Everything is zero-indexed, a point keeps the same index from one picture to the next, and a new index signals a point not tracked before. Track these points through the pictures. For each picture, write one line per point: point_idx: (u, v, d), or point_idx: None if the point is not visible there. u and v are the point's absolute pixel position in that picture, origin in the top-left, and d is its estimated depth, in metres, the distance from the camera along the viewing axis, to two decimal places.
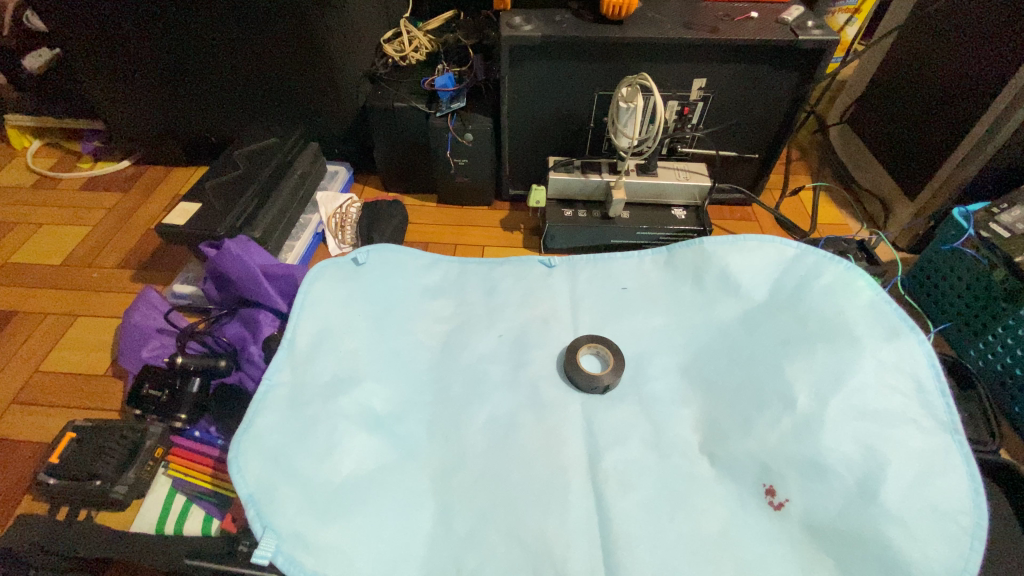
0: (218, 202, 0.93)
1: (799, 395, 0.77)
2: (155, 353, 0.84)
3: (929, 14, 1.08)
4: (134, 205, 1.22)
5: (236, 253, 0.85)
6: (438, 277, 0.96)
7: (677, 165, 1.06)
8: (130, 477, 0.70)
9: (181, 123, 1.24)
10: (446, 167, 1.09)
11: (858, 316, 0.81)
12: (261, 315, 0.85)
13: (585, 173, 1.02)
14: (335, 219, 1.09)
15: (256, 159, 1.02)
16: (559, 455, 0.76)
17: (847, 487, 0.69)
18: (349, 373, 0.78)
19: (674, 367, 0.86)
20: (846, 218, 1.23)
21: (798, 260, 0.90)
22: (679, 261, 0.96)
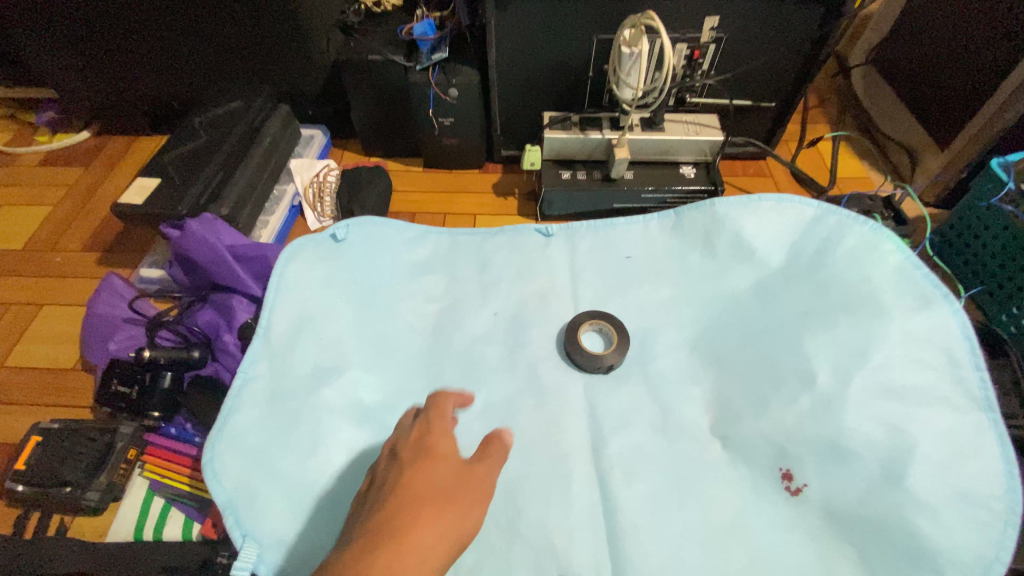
0: (178, 177, 0.85)
1: (819, 371, 0.71)
2: (123, 345, 0.78)
3: None
4: (97, 181, 1.13)
5: (201, 234, 0.76)
6: (427, 251, 0.88)
7: (686, 117, 0.95)
8: (102, 482, 0.66)
9: (140, 88, 1.13)
10: (430, 128, 0.98)
11: (886, 283, 0.74)
12: (234, 300, 0.78)
13: (584, 130, 0.92)
14: (311, 189, 1.00)
15: (220, 128, 0.94)
16: (560, 442, 0.71)
17: (871, 471, 0.64)
18: (332, 362, 0.72)
19: (682, 342, 0.80)
20: (868, 170, 1.13)
21: (818, 221, 0.83)
22: (687, 226, 0.89)
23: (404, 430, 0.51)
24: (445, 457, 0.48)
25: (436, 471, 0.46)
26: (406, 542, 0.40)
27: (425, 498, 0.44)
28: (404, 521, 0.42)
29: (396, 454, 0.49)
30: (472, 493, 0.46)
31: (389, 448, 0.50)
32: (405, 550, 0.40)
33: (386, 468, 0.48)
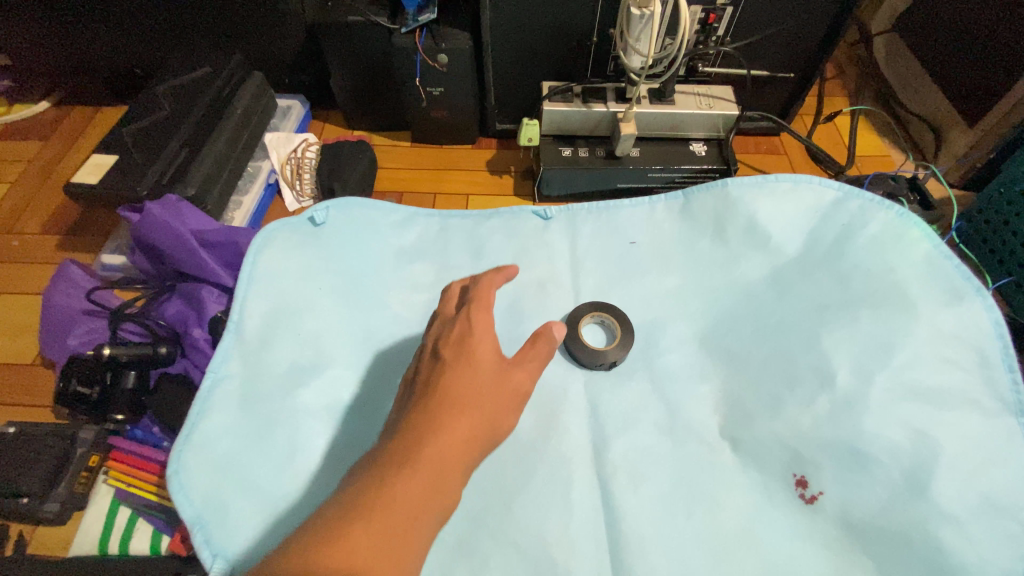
0: (138, 153, 0.77)
1: (838, 370, 0.66)
2: (83, 340, 0.71)
3: None
4: (58, 156, 1.04)
5: (163, 219, 0.70)
6: (414, 235, 0.81)
7: (698, 89, 0.87)
8: (62, 492, 0.61)
9: (100, 53, 1.02)
10: (417, 99, 0.90)
11: (913, 274, 0.69)
12: (203, 291, 0.72)
13: (586, 102, 0.84)
14: (289, 166, 0.92)
15: (185, 97, 0.84)
16: (559, 446, 0.66)
17: (892, 479, 0.59)
18: (311, 359, 0.67)
19: (690, 336, 0.75)
20: (887, 148, 1.06)
21: (839, 205, 0.77)
22: (697, 208, 0.82)
23: (448, 327, 0.54)
24: (482, 360, 0.51)
25: (476, 371, 0.50)
26: (447, 436, 0.45)
27: (466, 397, 0.48)
28: (444, 416, 0.46)
29: (440, 354, 0.51)
30: (507, 392, 0.50)
31: (433, 339, 0.54)
32: (447, 442, 0.45)
33: (430, 365, 0.51)
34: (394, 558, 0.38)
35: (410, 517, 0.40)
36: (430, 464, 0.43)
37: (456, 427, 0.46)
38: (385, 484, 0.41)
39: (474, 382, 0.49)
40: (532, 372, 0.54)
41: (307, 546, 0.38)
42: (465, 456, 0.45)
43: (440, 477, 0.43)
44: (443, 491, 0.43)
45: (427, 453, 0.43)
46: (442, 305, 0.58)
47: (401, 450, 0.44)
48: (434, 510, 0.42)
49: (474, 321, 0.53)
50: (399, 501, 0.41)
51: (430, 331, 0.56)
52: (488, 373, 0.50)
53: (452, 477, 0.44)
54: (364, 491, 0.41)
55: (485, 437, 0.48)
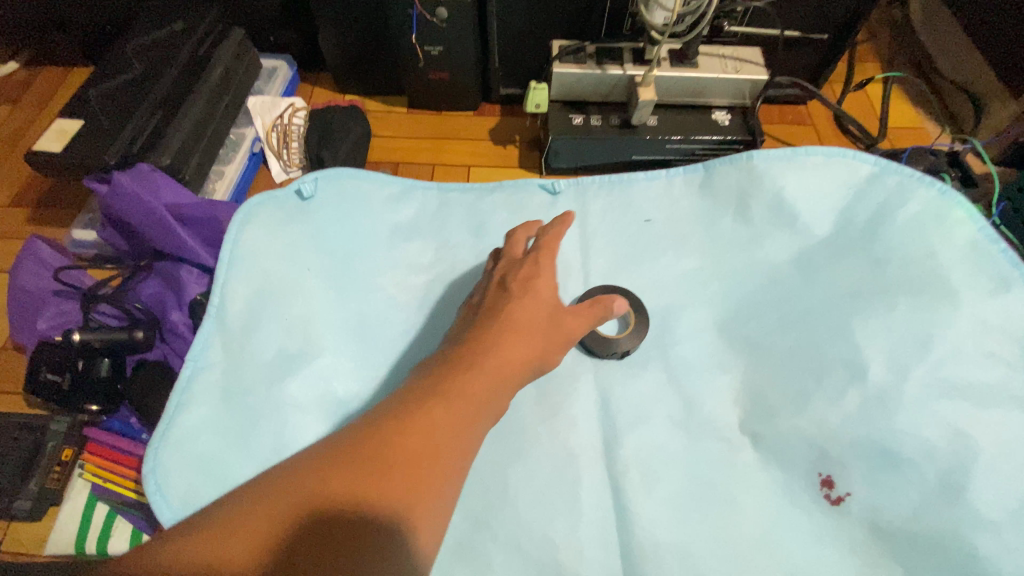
0: (105, 118, 0.70)
1: (870, 363, 0.61)
2: (54, 324, 0.66)
3: None
4: (27, 121, 0.97)
5: (132, 191, 0.64)
6: (411, 211, 0.74)
7: (723, 50, 0.79)
8: (33, 489, 0.57)
9: (66, 7, 0.93)
10: (413, 60, 0.82)
11: (955, 259, 0.63)
12: (182, 271, 0.66)
13: (600, 64, 0.76)
14: (275, 133, 0.84)
15: (157, 55, 0.76)
16: (567, 441, 0.62)
17: (927, 481, 0.55)
18: (299, 347, 0.61)
19: (708, 323, 0.69)
20: (922, 120, 0.99)
21: (874, 181, 0.70)
22: (718, 184, 0.75)
23: (516, 267, 0.55)
24: (544, 295, 0.51)
25: (540, 305, 0.50)
26: (506, 351, 0.45)
27: (526, 324, 0.48)
28: (503, 335, 0.46)
29: (505, 287, 0.52)
30: (565, 336, 0.51)
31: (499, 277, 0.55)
32: (507, 356, 0.44)
33: (494, 295, 0.52)
34: (455, 446, 0.37)
35: (471, 413, 0.40)
36: (491, 374, 0.43)
37: (516, 351, 0.45)
38: (451, 383, 0.40)
39: (545, 323, 0.49)
40: (586, 320, 0.53)
41: (372, 425, 0.37)
42: (520, 374, 0.45)
43: (498, 386, 0.43)
44: (497, 398, 0.43)
45: (490, 364, 0.43)
46: (506, 250, 0.59)
47: (463, 357, 0.43)
48: (490, 413, 0.42)
49: (543, 268, 0.54)
50: (461, 398, 0.40)
51: (495, 269, 0.57)
52: (555, 313, 0.51)
53: (506, 389, 0.44)
54: (428, 386, 0.40)
55: (537, 365, 0.48)
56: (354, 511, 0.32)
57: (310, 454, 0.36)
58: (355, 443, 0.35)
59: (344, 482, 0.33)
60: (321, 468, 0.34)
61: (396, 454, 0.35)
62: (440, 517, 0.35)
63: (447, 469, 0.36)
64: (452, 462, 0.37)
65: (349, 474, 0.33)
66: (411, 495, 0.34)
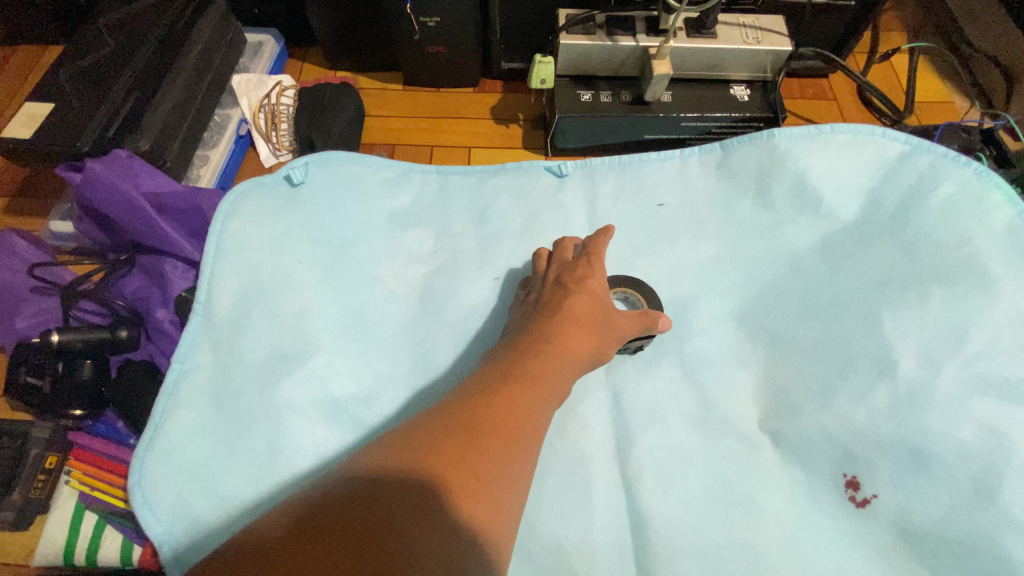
0: (76, 100, 0.64)
1: (900, 358, 0.57)
2: (34, 322, 0.62)
3: None
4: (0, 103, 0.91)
5: (110, 180, 0.59)
6: (410, 197, 0.70)
7: (743, 19, 0.73)
8: (15, 500, 0.54)
9: None
10: (409, 32, 0.76)
11: (993, 246, 0.59)
12: (166, 266, 0.62)
13: (611, 35, 0.70)
14: (262, 114, 0.79)
15: (131, 29, 0.70)
16: (578, 441, 0.59)
17: (959, 483, 0.52)
18: (294, 345, 0.58)
19: (726, 315, 0.66)
20: (950, 93, 0.93)
21: (905, 161, 0.66)
22: (736, 165, 0.71)
23: (568, 268, 0.54)
24: (599, 292, 0.51)
25: (597, 303, 0.50)
26: (571, 339, 0.46)
27: (587, 318, 0.48)
28: (566, 327, 0.46)
29: (561, 282, 0.52)
30: (619, 335, 0.51)
31: (551, 277, 0.54)
32: (573, 347, 0.45)
33: (551, 290, 0.52)
34: (533, 422, 0.38)
35: (545, 393, 0.41)
36: (561, 362, 0.44)
37: (580, 344, 0.46)
38: (524, 367, 0.42)
39: (605, 328, 0.49)
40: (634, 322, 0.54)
41: (456, 406, 0.37)
42: (583, 362, 0.46)
43: (565, 374, 0.44)
44: (565, 382, 0.44)
45: (559, 354, 0.44)
46: (556, 252, 0.58)
47: (531, 345, 0.44)
48: (559, 398, 0.43)
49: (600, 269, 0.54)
50: (536, 379, 0.41)
51: (545, 271, 0.56)
52: (613, 315, 0.51)
53: (572, 374, 0.45)
54: (502, 370, 0.41)
55: (596, 358, 0.48)
56: (452, 470, 0.32)
57: (402, 428, 0.37)
58: (443, 416, 0.36)
59: (442, 444, 0.34)
60: (416, 437, 0.34)
61: (485, 423, 0.36)
62: (522, 488, 0.36)
63: (529, 443, 0.37)
64: (530, 438, 0.38)
65: (444, 439, 0.34)
66: (501, 463, 0.35)
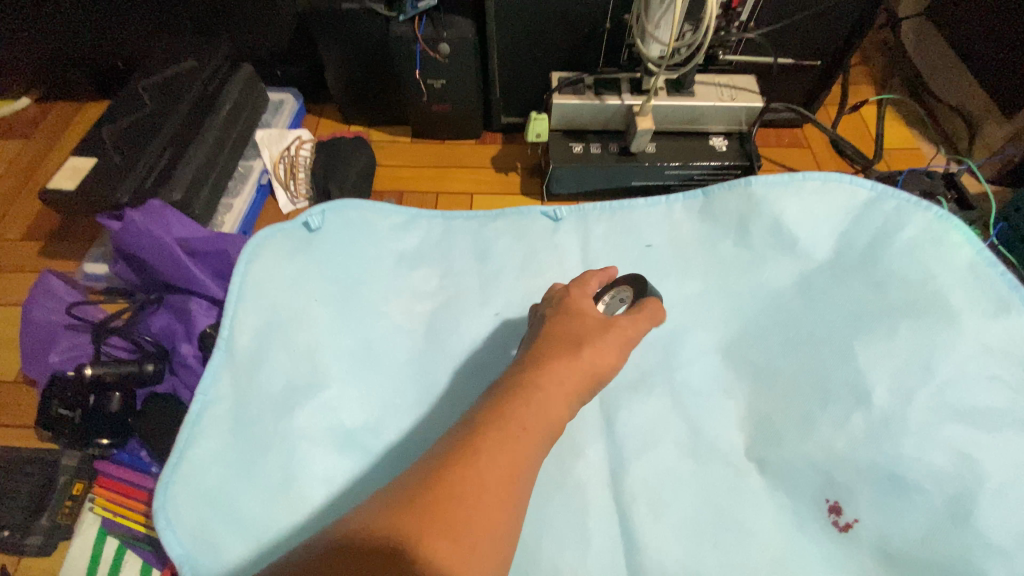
0: (117, 156, 0.72)
1: (875, 387, 0.61)
2: (66, 357, 0.67)
3: None
4: (39, 155, 0.98)
5: (144, 226, 0.65)
6: (416, 239, 0.75)
7: (719, 78, 0.81)
8: (44, 525, 0.57)
9: (78, 45, 0.96)
10: (417, 93, 0.84)
11: (956, 283, 0.64)
12: (192, 304, 0.67)
13: (599, 95, 0.78)
14: (282, 165, 0.86)
15: (169, 93, 0.79)
16: (575, 468, 0.63)
17: (935, 506, 0.55)
18: (308, 377, 0.62)
19: (712, 347, 0.70)
20: (917, 140, 1.00)
21: (873, 205, 0.71)
22: (718, 208, 0.77)
23: (555, 299, 0.54)
24: (583, 315, 0.50)
25: (584, 324, 0.49)
26: (557, 371, 0.43)
27: (570, 343, 0.46)
28: (550, 357, 0.45)
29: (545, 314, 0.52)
30: (622, 345, 0.48)
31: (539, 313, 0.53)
32: (558, 377, 0.43)
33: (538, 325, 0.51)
34: (511, 467, 0.37)
35: (523, 432, 0.39)
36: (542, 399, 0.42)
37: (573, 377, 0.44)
38: (500, 411, 0.40)
39: (598, 343, 0.47)
40: (639, 327, 0.51)
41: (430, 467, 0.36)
42: (576, 393, 0.43)
43: (550, 408, 0.42)
44: (554, 415, 0.41)
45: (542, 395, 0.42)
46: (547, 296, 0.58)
47: (513, 386, 0.43)
48: (548, 435, 0.41)
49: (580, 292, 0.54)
50: (514, 422, 0.39)
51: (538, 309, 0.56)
52: (604, 326, 0.49)
53: (561, 404, 0.43)
54: (482, 417, 0.40)
55: (594, 377, 0.45)
56: (414, 537, 0.32)
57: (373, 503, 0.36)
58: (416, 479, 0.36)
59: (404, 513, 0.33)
60: (376, 510, 0.34)
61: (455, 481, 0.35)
62: (506, 539, 0.35)
63: (508, 491, 0.36)
64: (510, 490, 0.36)
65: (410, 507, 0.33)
66: (476, 520, 0.34)
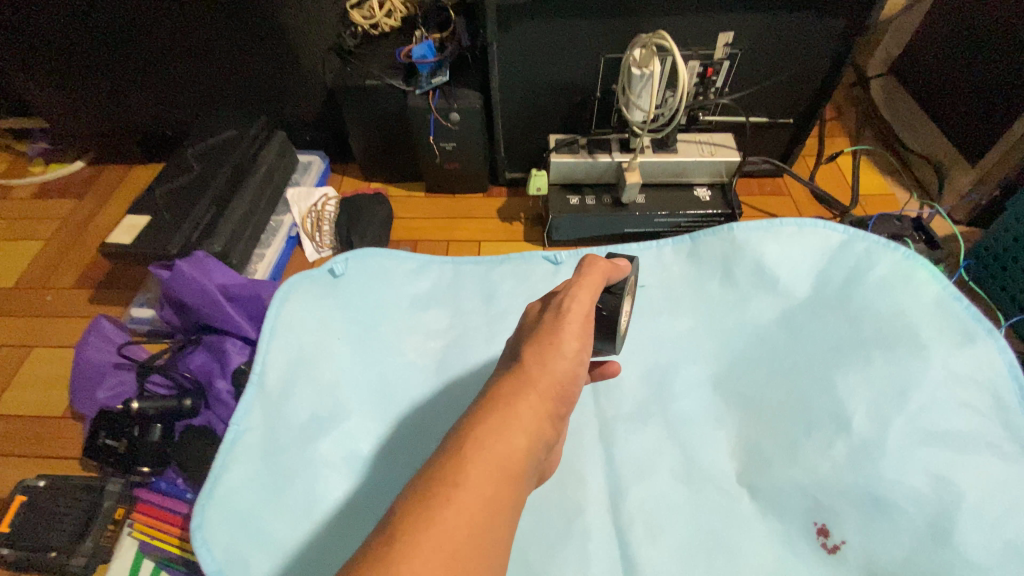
0: (168, 214, 0.81)
1: (854, 414, 0.66)
2: (112, 394, 0.74)
3: None
4: (91, 212, 1.09)
5: (190, 275, 0.74)
6: (429, 282, 0.83)
7: (700, 137, 0.90)
8: (89, 546, 0.63)
9: (131, 117, 1.08)
10: (431, 154, 0.94)
11: (924, 317, 0.67)
12: (227, 343, 0.74)
13: (592, 153, 0.87)
14: (309, 219, 0.96)
15: (213, 157, 0.89)
16: (576, 492, 0.68)
17: (916, 526, 0.58)
18: (330, 410, 0.69)
19: (703, 380, 0.76)
20: (891, 186, 1.08)
21: (846, 247, 0.76)
22: (704, 251, 0.83)
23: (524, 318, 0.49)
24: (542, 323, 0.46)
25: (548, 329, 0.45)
26: (516, 397, 0.40)
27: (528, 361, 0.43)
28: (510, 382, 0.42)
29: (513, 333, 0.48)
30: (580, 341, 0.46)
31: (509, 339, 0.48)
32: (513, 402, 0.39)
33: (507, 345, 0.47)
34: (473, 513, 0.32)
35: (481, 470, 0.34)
36: (486, 453, 0.35)
37: (528, 414, 0.39)
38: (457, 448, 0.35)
39: (548, 358, 0.43)
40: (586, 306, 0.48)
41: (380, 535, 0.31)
42: (539, 416, 0.40)
43: (498, 457, 0.35)
44: (515, 445, 0.37)
45: (485, 446, 0.36)
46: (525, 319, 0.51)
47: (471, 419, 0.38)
48: (505, 481, 0.35)
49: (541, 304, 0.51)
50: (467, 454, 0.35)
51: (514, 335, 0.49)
52: (554, 330, 0.45)
53: (511, 447, 0.37)
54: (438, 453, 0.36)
55: (556, 392, 0.42)
56: None
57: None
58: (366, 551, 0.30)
59: None
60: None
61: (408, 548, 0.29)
62: None
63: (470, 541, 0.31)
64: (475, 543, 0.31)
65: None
66: None
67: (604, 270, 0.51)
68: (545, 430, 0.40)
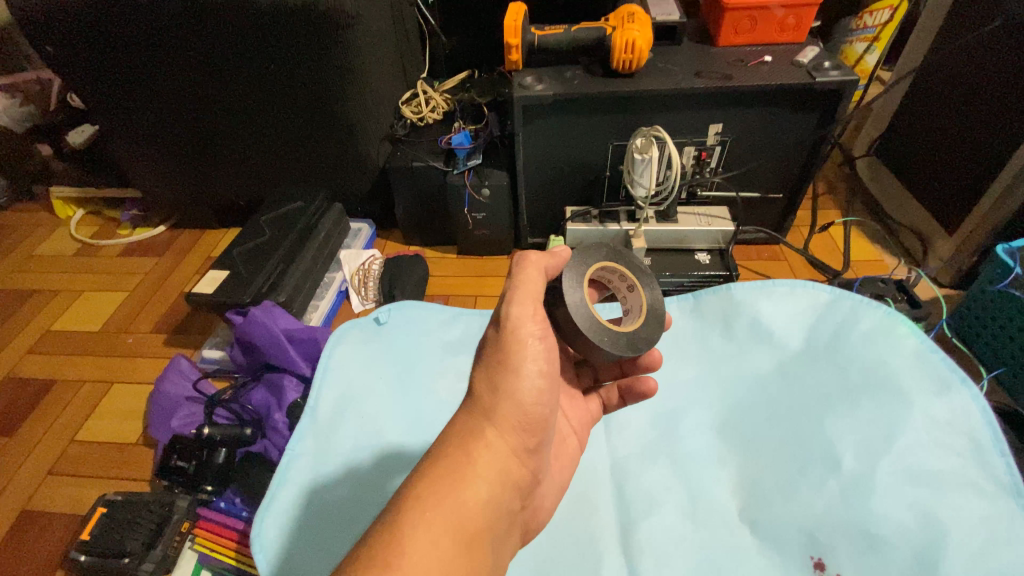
0: (244, 269, 0.96)
1: (844, 455, 0.73)
2: (184, 422, 0.85)
3: (948, 54, 1.07)
4: (168, 269, 1.26)
5: (262, 320, 0.86)
6: (459, 331, 0.94)
7: (698, 209, 1.04)
8: (158, 553, 0.71)
9: (209, 191, 1.28)
10: (464, 222, 1.09)
11: (904, 368, 0.75)
12: (286, 380, 0.86)
13: (603, 223, 1.01)
14: (357, 276, 1.10)
15: (282, 225, 1.06)
16: (589, 522, 0.74)
17: (904, 559, 0.64)
18: (372, 440, 0.78)
19: (707, 425, 0.82)
20: (881, 253, 1.18)
21: (833, 305, 0.83)
22: (706, 309, 0.91)
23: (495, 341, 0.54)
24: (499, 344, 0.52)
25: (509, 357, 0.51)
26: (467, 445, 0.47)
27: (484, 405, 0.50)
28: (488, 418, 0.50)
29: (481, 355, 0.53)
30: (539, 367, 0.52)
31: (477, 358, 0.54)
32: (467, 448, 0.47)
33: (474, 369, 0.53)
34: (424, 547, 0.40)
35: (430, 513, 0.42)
36: (437, 508, 0.42)
37: (486, 458, 0.46)
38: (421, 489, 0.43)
39: (500, 383, 0.50)
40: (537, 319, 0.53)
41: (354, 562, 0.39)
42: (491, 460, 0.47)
43: (449, 511, 0.42)
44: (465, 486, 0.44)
45: (439, 501, 0.43)
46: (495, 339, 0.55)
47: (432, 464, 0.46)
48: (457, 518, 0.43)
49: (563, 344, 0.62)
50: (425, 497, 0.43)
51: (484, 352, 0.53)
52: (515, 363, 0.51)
53: (467, 491, 0.44)
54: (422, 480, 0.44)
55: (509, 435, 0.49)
56: None
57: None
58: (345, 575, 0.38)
59: None
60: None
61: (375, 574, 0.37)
62: None
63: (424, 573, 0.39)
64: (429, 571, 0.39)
65: None
66: None
67: (538, 264, 0.55)
68: (508, 467, 0.47)
